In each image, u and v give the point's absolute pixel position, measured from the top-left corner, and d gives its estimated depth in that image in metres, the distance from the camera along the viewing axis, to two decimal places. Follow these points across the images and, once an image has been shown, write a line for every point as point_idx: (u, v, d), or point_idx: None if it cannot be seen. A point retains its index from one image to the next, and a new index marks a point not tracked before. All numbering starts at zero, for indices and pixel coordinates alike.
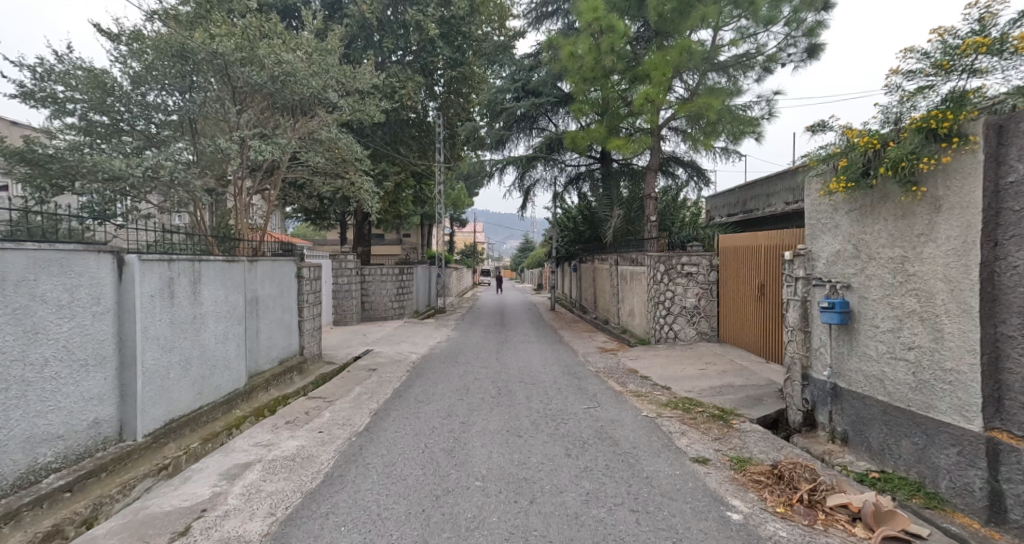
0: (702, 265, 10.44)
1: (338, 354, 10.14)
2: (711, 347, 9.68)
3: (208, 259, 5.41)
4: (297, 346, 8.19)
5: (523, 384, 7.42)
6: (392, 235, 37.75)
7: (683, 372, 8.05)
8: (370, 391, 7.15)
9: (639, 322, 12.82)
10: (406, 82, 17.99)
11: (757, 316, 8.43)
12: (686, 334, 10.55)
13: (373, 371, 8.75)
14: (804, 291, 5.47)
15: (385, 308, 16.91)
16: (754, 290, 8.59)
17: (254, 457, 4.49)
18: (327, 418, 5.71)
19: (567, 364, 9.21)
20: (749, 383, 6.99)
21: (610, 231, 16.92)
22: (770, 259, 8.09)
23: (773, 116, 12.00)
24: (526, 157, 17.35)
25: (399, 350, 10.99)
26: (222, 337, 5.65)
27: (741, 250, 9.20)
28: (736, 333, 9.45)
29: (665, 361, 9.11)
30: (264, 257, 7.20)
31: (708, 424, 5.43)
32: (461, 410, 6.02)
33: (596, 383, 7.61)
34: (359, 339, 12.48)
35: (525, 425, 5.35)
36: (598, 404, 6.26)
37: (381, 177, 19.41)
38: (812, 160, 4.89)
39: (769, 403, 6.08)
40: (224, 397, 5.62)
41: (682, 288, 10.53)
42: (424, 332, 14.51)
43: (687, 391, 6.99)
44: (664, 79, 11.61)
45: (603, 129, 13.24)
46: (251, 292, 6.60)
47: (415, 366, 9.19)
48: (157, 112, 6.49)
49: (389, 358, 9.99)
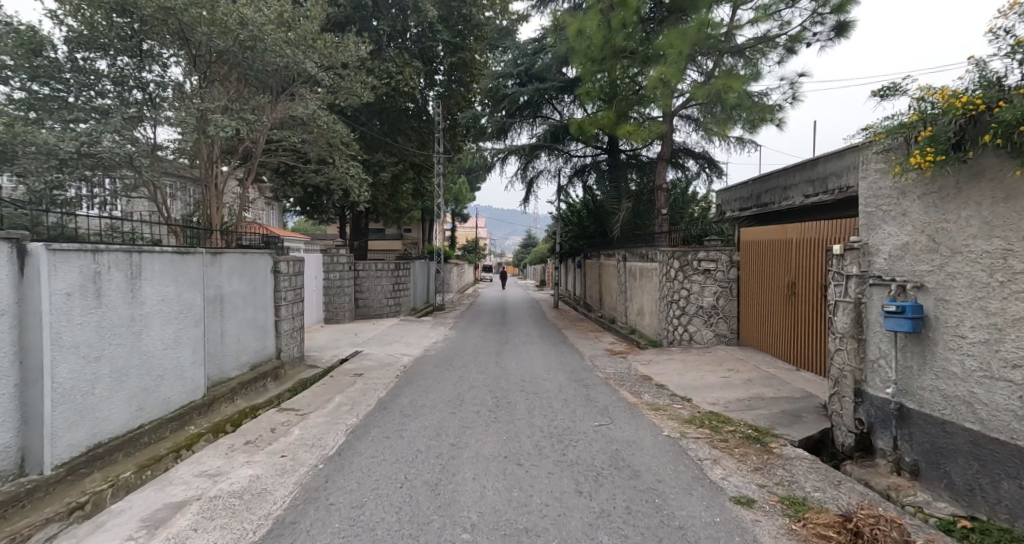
0: (720, 261, 9.61)
1: (323, 356, 9.31)
2: (731, 351, 8.84)
3: (153, 250, 4.58)
4: (273, 349, 7.37)
5: (524, 394, 6.59)
6: (392, 230, 37.05)
7: (703, 381, 7.20)
8: (352, 401, 6.33)
9: (649, 322, 11.98)
10: (404, 67, 17.14)
11: (786, 318, 7.62)
12: (702, 336, 9.72)
13: (359, 376, 7.92)
14: (857, 292, 4.62)
15: (380, 305, 16.10)
16: (782, 290, 7.77)
17: (195, 493, 3.68)
18: (295, 437, 4.88)
19: (573, 369, 8.39)
20: (782, 395, 6.15)
21: (617, 225, 16.06)
22: (803, 253, 7.24)
23: (798, 100, 11.12)
24: (530, 145, 16.46)
25: (390, 351, 10.18)
26: (172, 343, 4.83)
27: (767, 245, 8.37)
28: (759, 336, 8.64)
29: (681, 366, 8.27)
30: (232, 249, 6.38)
31: (744, 449, 4.58)
32: (452, 427, 5.20)
33: (606, 393, 6.77)
34: (349, 339, 11.69)
35: (526, 448, 4.52)
36: (611, 421, 5.42)
37: (378, 167, 18.62)
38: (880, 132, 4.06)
39: (809, 421, 5.24)
40: (173, 413, 4.78)
41: (698, 286, 9.70)
42: (420, 331, 13.71)
43: (710, 404, 6.16)
44: (679, 59, 10.74)
45: (612, 114, 12.37)
46: (213, 290, 5.79)
47: (406, 370, 8.36)
48: (105, 80, 5.81)
49: (379, 361, 9.19)
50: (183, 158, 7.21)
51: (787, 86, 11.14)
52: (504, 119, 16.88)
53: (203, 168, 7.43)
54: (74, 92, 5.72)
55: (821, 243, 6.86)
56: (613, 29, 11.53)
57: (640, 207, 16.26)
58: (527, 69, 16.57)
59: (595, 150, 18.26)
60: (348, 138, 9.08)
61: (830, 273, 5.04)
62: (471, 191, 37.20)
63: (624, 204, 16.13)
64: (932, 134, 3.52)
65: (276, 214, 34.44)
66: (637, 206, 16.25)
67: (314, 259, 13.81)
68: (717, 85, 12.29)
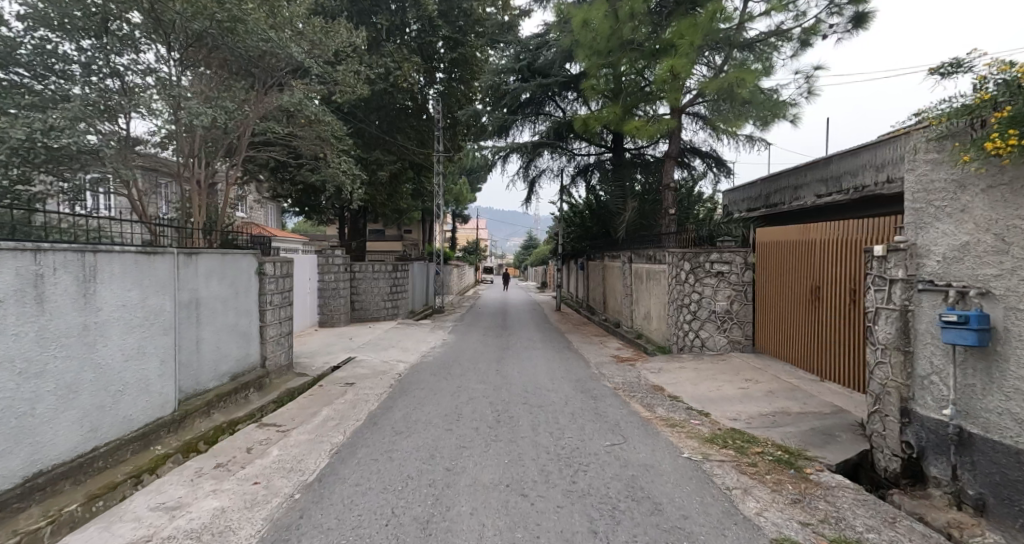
0: (734, 263, 9.08)
1: (314, 363, 8.79)
2: (747, 359, 8.31)
3: (113, 250, 4.10)
4: (258, 357, 6.86)
5: (527, 407, 6.07)
6: (393, 230, 36.64)
7: (720, 393, 6.68)
8: (339, 415, 5.80)
9: (657, 327, 11.46)
10: (403, 62, 16.66)
11: (807, 325, 7.12)
12: (715, 343, 9.20)
13: (350, 385, 7.40)
14: (904, 299, 4.10)
15: (378, 308, 15.61)
16: (803, 294, 7.29)
17: (147, 532, 3.18)
18: (271, 460, 4.37)
19: (579, 378, 7.89)
20: (810, 410, 5.62)
21: (622, 225, 15.57)
22: (829, 255, 6.73)
23: (813, 95, 10.60)
24: (533, 143, 15.98)
25: (385, 358, 9.66)
26: (136, 354, 4.32)
27: (786, 246, 7.89)
28: (777, 343, 8.13)
29: (694, 375, 7.76)
30: (210, 249, 5.90)
31: (776, 475, 4.07)
32: (447, 447, 4.69)
33: (616, 406, 6.25)
34: (343, 344, 11.19)
35: (531, 475, 4.01)
36: (623, 441, 4.90)
37: (376, 166, 18.16)
38: (946, 115, 3.59)
39: (846, 441, 4.71)
40: (136, 433, 4.27)
41: (711, 290, 9.17)
42: (418, 335, 13.21)
43: (731, 419, 5.63)
44: (691, 49, 10.24)
45: (618, 110, 11.90)
46: (187, 294, 5.28)
47: (401, 379, 7.84)
48: (74, 66, 5.39)
49: (373, 368, 8.68)
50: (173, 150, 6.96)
51: (802, 80, 10.62)
52: (505, 116, 16.41)
53: (188, 161, 7.14)
54: (40, 78, 5.31)
55: (847, 244, 6.38)
56: (620, 21, 11.09)
57: (646, 207, 15.76)
58: (529, 65, 16.09)
59: (599, 148, 17.78)
60: (339, 130, 8.59)
61: (869, 277, 4.52)
62: (472, 191, 36.76)
63: (629, 204, 15.64)
64: (1013, 113, 3.11)
65: (275, 215, 34.08)
66: (643, 206, 15.77)
67: (309, 260, 13.35)
68: (729, 79, 11.80)
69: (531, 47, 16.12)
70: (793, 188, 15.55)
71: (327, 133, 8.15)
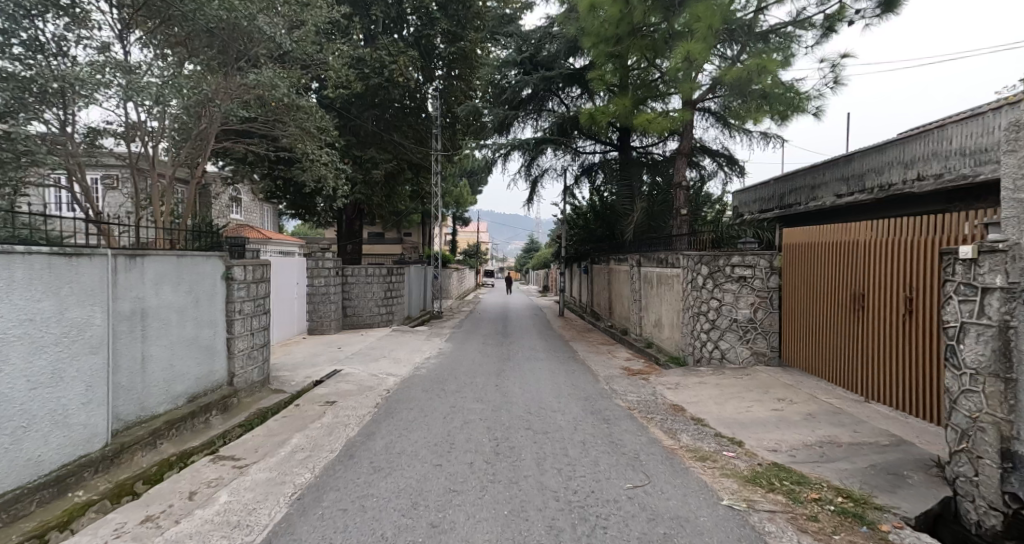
0: (758, 267, 8.26)
1: (294, 378, 7.97)
2: (775, 374, 7.47)
3: (12, 253, 3.29)
4: (224, 374, 6.03)
5: (531, 434, 5.24)
6: (392, 233, 35.83)
7: (752, 416, 5.84)
8: (311, 445, 4.98)
9: (670, 336, 10.64)
10: (398, 56, 15.87)
11: (851, 338, 6.28)
12: (736, 355, 8.36)
13: (331, 404, 6.58)
14: (1004, 313, 3.27)
15: (372, 315, 14.80)
16: (845, 303, 6.44)
17: None
18: (214, 511, 3.56)
19: (587, 395, 7.07)
20: (864, 439, 4.78)
21: (630, 227, 14.75)
22: (876, 261, 5.93)
23: (840, 84, 9.75)
24: (536, 140, 15.15)
25: (374, 371, 8.83)
26: (49, 380, 3.53)
27: (823, 249, 7.05)
28: (810, 357, 7.29)
29: (717, 393, 6.93)
30: (166, 251, 5.10)
31: (846, 535, 3.24)
32: (433, 491, 3.87)
33: (633, 433, 5.41)
34: (330, 354, 10.37)
35: (537, 535, 3.19)
36: (647, 482, 4.08)
37: (371, 164, 17.39)
38: None
39: (919, 484, 3.84)
40: (48, 477, 3.48)
41: (731, 296, 8.33)
42: (412, 343, 12.39)
43: (770, 450, 4.78)
44: (709, 34, 9.45)
45: (628, 101, 11.27)
46: (128, 303, 4.46)
47: (389, 397, 7.01)
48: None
49: (358, 382, 7.85)
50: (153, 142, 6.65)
51: (827, 68, 9.77)
52: (505, 112, 15.63)
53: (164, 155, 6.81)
54: None
55: (902, 246, 5.53)
56: (630, 5, 10.28)
57: (655, 207, 14.96)
58: (531, 57, 15.25)
59: (604, 146, 17.07)
60: (321, 121, 7.82)
61: (950, 285, 3.68)
62: (471, 193, 35.93)
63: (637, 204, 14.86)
64: None
65: (271, 217, 33.29)
66: (652, 206, 14.98)
67: (296, 263, 12.55)
68: (748, 68, 11.01)
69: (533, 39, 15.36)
70: (810, 188, 14.80)
71: (304, 119, 7.41)
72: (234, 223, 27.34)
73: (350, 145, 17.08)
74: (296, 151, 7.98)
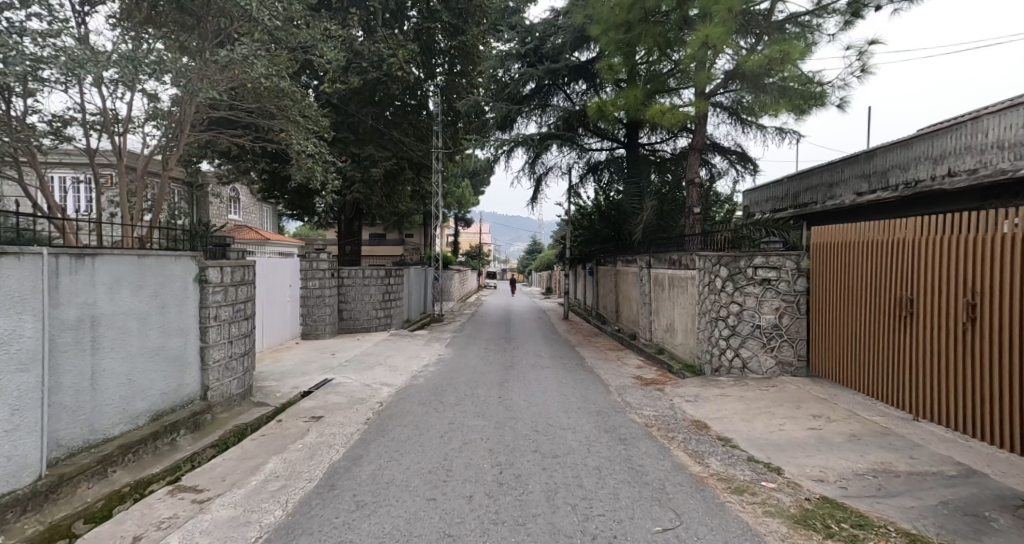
0: (783, 269, 7.64)
1: (280, 389, 7.36)
2: (805, 386, 6.82)
3: None
4: (197, 387, 5.43)
5: (540, 459, 4.62)
6: (393, 234, 35.26)
7: (787, 436, 5.21)
8: (289, 472, 4.37)
9: (683, 342, 10.04)
10: (398, 49, 15.31)
11: (897, 347, 5.64)
12: (759, 364, 7.73)
13: (319, 420, 5.97)
14: None
15: (369, 318, 14.21)
16: (889, 308, 5.80)
17: None
18: None
19: (600, 410, 6.46)
20: (925, 468, 4.13)
21: (639, 227, 14.15)
22: (922, 263, 5.35)
23: (867, 72, 9.11)
24: (541, 135, 14.51)
25: (368, 380, 8.23)
26: None
27: (858, 248, 6.41)
28: (845, 366, 6.65)
29: (742, 408, 6.30)
30: (126, 250, 4.49)
31: None
32: (425, 536, 3.25)
33: (655, 457, 4.78)
34: (322, 361, 9.76)
35: None
36: (680, 523, 3.46)
37: (370, 162, 16.82)
38: None
39: (1008, 530, 3.21)
40: None
41: (754, 300, 7.74)
42: (411, 349, 11.78)
43: (816, 480, 4.13)
44: (728, 17, 8.89)
45: (639, 91, 10.85)
46: (74, 310, 3.85)
47: (383, 411, 6.40)
48: None
49: (349, 394, 7.23)
50: (133, 134, 6.24)
51: (853, 55, 9.14)
52: (509, 106, 15.06)
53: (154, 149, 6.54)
54: None
55: (960, 245, 4.88)
56: None
57: (664, 206, 14.35)
58: (536, 49, 14.67)
59: (610, 143, 16.63)
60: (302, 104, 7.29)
61: None
62: (473, 193, 35.39)
63: (646, 202, 14.30)
64: None
65: (270, 217, 32.79)
66: (661, 205, 14.37)
67: (289, 264, 11.97)
68: (767, 57, 10.40)
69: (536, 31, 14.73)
70: (829, 185, 14.28)
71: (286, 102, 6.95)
72: (231, 223, 26.80)
73: (348, 141, 16.55)
74: (286, 143, 7.41)
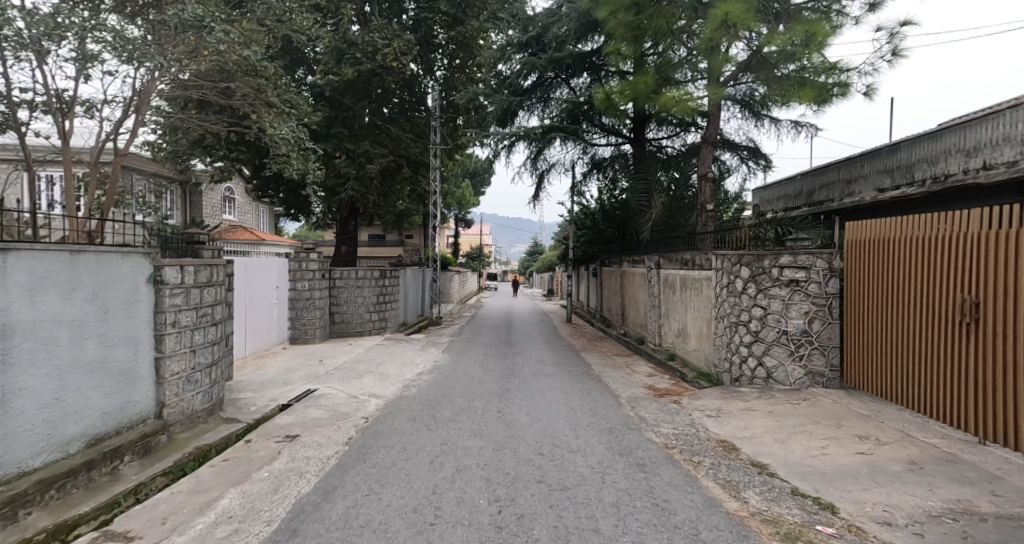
0: (813, 269, 6.88)
1: (257, 402, 6.64)
2: (842, 401, 6.08)
3: None
4: (150, 404, 4.70)
5: (547, 494, 3.89)
6: (393, 235, 34.58)
7: (833, 462, 4.48)
8: (246, 509, 3.66)
9: (699, 348, 9.31)
10: (394, 39, 14.60)
11: (956, 355, 5.02)
12: (786, 375, 7.00)
13: (293, 440, 5.24)
14: None
15: (362, 322, 13.50)
16: (944, 310, 5.18)
17: None
18: None
19: (612, 429, 5.73)
20: (1015, 509, 3.40)
21: (647, 225, 13.45)
22: (990, 263, 4.72)
23: (900, 55, 8.40)
24: (544, 128, 13.83)
25: (356, 391, 7.51)
26: None
27: (903, 242, 5.76)
28: (887, 375, 6.02)
29: (774, 426, 5.56)
30: (51, 245, 3.78)
31: None
32: None
33: (681, 489, 4.06)
34: (308, 369, 9.03)
35: None
36: None
37: (365, 159, 15.97)
38: None
39: None
40: None
41: (780, 303, 7.05)
42: (405, 355, 11.04)
43: (881, 523, 3.40)
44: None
45: (650, 78, 10.17)
46: None
47: (368, 429, 5.66)
48: None
49: (331, 408, 6.48)
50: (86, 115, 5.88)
51: (885, 37, 8.41)
52: (509, 98, 14.42)
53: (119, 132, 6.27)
54: None
55: None
56: None
57: (674, 204, 13.83)
58: (538, 37, 13.96)
59: (616, 139, 15.98)
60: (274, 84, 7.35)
61: None
62: (474, 193, 34.71)
63: (654, 199, 13.62)
64: None
65: (268, 218, 32.14)
66: (670, 203, 13.70)
67: (276, 264, 11.25)
68: (788, 41, 9.69)
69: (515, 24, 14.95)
70: (847, 182, 13.67)
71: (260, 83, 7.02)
72: (226, 223, 26.19)
73: (343, 136, 15.87)
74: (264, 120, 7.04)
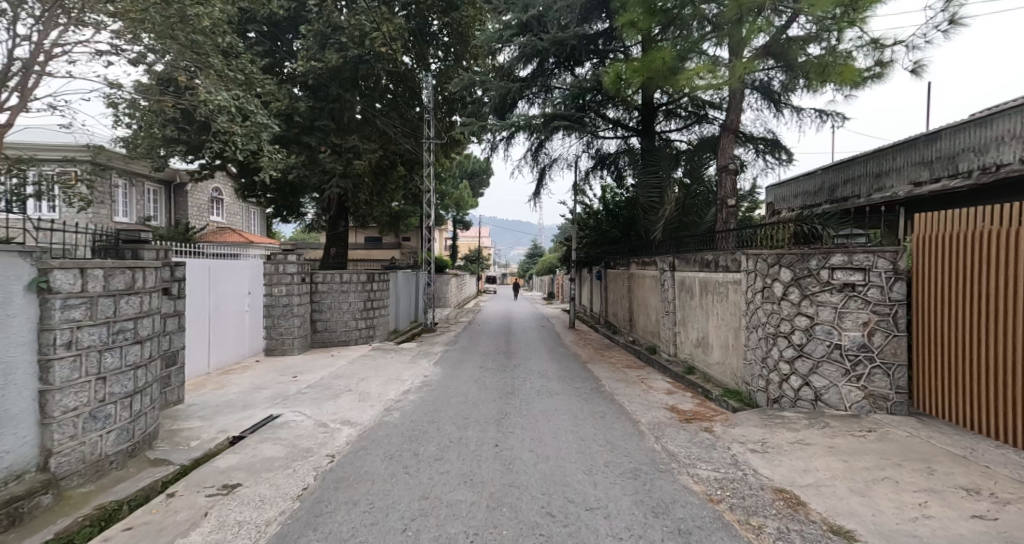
0: (873, 271, 5.71)
1: (204, 433, 5.49)
2: (921, 434, 4.92)
3: None
4: (30, 452, 3.53)
5: None
6: (390, 237, 33.53)
7: (941, 529, 3.35)
8: None
9: (725, 362, 8.17)
10: (382, 22, 13.34)
11: (1011, 357, 4.61)
12: (840, 398, 5.83)
13: (231, 492, 4.10)
14: None
15: (348, 330, 12.36)
16: (1004, 307, 4.69)
17: None
18: None
19: (637, 473, 4.58)
20: None
21: (659, 223, 12.33)
22: None
23: (959, 23, 7.29)
24: (544, 117, 12.68)
25: (328, 417, 6.34)
26: None
27: (966, 227, 5.09)
28: (996, 414, 4.75)
29: (846, 471, 4.39)
30: None
31: None
32: None
33: None
34: (277, 387, 7.87)
35: None
36: None
37: (353, 154, 14.75)
38: None
39: None
40: None
41: (831, 312, 5.91)
42: (392, 368, 9.87)
43: None
44: None
45: (668, 54, 9.15)
46: None
47: (329, 475, 4.49)
48: None
49: (292, 441, 5.30)
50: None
51: (941, 5, 7.28)
52: (508, 85, 13.34)
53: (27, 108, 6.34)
54: None
55: None
56: None
57: (688, 200, 12.55)
58: (538, 17, 12.74)
59: (623, 132, 14.97)
60: (216, 50, 7.67)
61: None
62: (473, 194, 33.59)
63: (666, 195, 12.49)
64: None
65: (259, 219, 31.06)
66: (684, 200, 12.55)
67: (248, 267, 10.11)
68: (823, 12, 8.57)
69: (485, 23, 15.45)
70: (875, 175, 12.58)
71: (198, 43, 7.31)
72: (213, 225, 25.16)
73: (328, 129, 14.68)
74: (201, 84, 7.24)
